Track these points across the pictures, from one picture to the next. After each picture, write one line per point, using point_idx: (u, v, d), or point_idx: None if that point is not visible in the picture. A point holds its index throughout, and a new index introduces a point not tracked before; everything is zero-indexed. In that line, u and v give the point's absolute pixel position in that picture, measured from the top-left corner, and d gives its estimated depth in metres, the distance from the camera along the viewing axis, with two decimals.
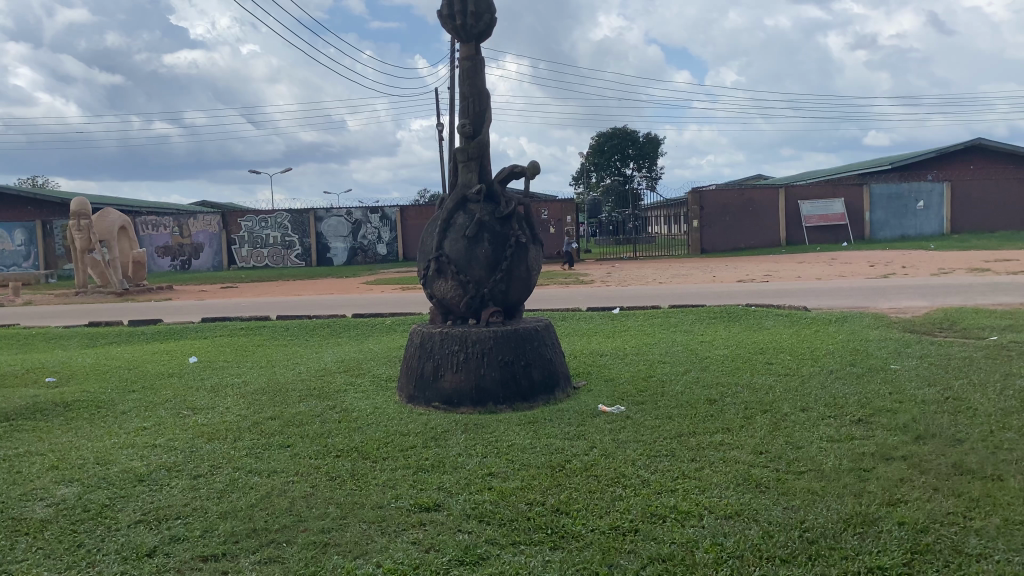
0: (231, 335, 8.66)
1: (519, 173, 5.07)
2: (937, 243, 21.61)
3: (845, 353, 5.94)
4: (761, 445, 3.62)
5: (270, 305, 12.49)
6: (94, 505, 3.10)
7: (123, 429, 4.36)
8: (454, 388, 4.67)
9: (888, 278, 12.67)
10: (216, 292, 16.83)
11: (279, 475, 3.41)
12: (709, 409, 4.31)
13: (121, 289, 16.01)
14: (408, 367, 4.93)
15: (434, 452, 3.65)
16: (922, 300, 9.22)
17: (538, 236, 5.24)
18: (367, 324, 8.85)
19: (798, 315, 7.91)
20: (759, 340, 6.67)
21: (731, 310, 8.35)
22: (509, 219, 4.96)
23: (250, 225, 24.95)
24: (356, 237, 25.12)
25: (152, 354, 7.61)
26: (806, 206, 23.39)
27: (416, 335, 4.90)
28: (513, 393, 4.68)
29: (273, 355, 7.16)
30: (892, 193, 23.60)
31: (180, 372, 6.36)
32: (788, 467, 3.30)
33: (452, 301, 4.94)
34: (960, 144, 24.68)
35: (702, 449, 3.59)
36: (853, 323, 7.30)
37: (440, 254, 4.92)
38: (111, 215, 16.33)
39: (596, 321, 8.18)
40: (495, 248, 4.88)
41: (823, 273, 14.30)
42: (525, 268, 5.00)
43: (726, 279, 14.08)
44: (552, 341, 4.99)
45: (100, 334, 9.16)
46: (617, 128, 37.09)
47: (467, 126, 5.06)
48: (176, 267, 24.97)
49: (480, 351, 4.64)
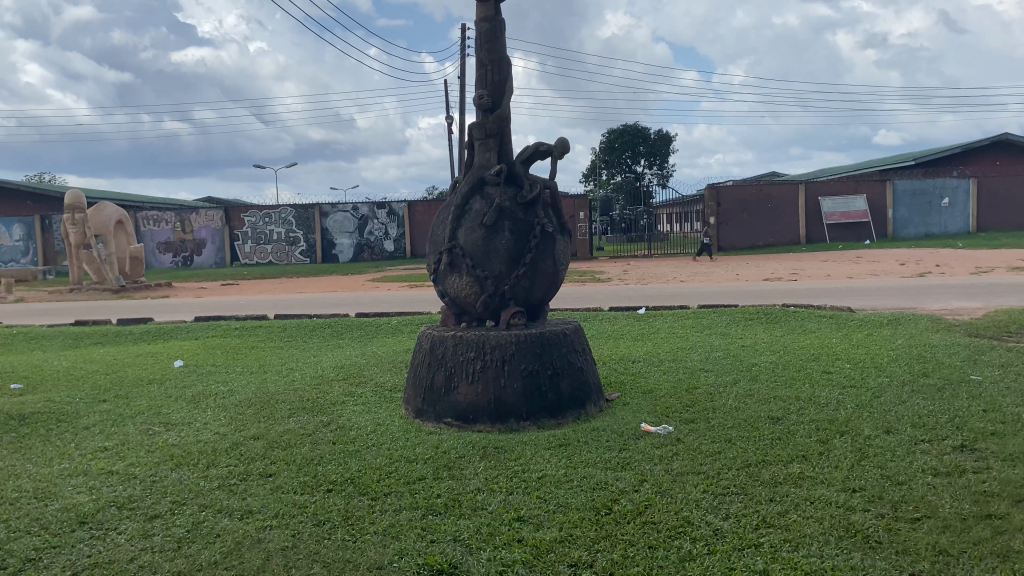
0: (225, 336, 8.00)
1: (545, 152, 4.38)
2: (965, 241, 20.84)
3: (911, 360, 5.23)
4: (852, 480, 2.94)
5: (271, 304, 11.85)
6: (15, 559, 2.42)
7: (78, 450, 3.68)
8: (469, 403, 4.00)
9: (924, 277, 11.95)
10: (217, 290, 16.20)
11: (255, 518, 2.72)
12: (773, 431, 3.62)
13: (117, 287, 15.37)
14: (416, 377, 4.25)
15: (447, 486, 2.97)
16: (974, 301, 8.49)
17: (565, 225, 4.54)
18: (371, 324, 8.19)
19: (844, 317, 7.21)
20: (808, 345, 6.00)
21: (767, 311, 7.65)
22: (533, 205, 4.27)
23: (254, 221, 24.34)
24: (363, 234, 24.47)
25: (136, 356, 6.97)
26: (827, 203, 22.63)
27: (426, 340, 4.22)
28: (538, 408, 4.01)
29: (267, 359, 6.48)
30: (915, 190, 22.83)
31: (162, 379, 5.69)
32: (896, 513, 2.61)
33: (467, 299, 4.25)
34: (986, 139, 23.86)
35: (779, 486, 2.91)
36: (908, 326, 6.59)
37: (452, 245, 4.23)
38: (108, 208, 15.61)
39: (622, 322, 7.50)
40: (518, 238, 4.18)
41: (854, 272, 13.56)
42: (551, 261, 4.31)
43: (751, 278, 13.34)
44: (582, 348, 4.30)
45: (85, 334, 8.53)
46: (628, 125, 36.29)
47: (484, 97, 4.37)
48: (178, 264, 24.41)
49: (499, 359, 3.96)
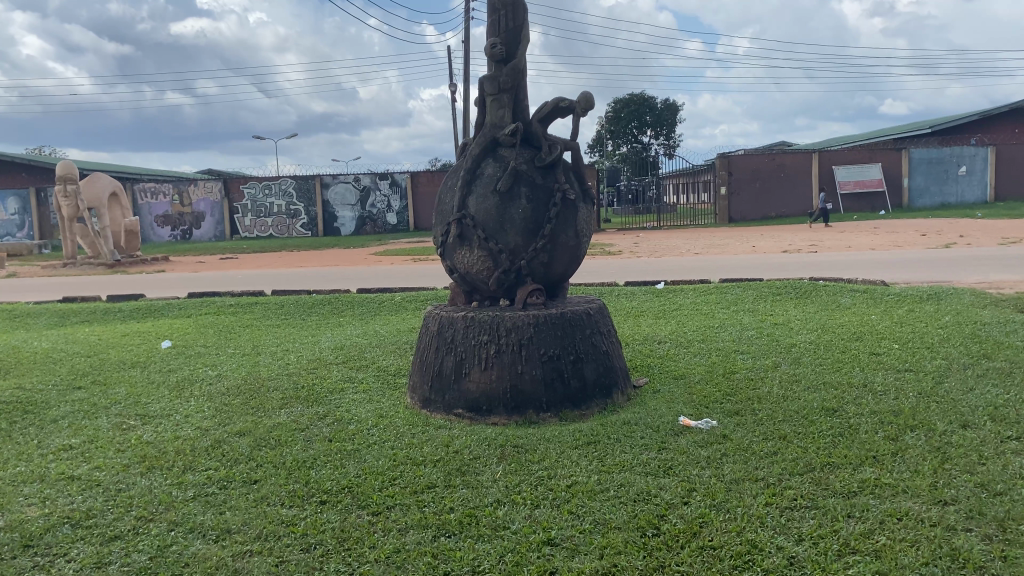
0: (218, 314, 7.55)
1: (566, 108, 3.87)
2: (983, 211, 20.25)
3: (965, 340, 4.75)
4: (939, 490, 2.49)
5: (270, 278, 11.39)
6: None
7: (39, 449, 3.23)
8: (482, 391, 3.55)
9: (950, 249, 11.43)
10: (216, 264, 15.75)
11: (233, 541, 2.27)
12: (832, 426, 3.17)
13: (112, 261, 14.87)
14: (423, 361, 3.80)
15: (461, 498, 2.52)
16: (1012, 273, 7.99)
17: (588, 192, 4.05)
18: (373, 300, 7.73)
19: (878, 291, 6.72)
20: (847, 323, 5.52)
21: (794, 284, 7.17)
22: (552, 168, 3.80)
23: (253, 192, 23.88)
24: (365, 206, 24.02)
25: (122, 335, 6.51)
26: (841, 171, 22.06)
27: (433, 321, 3.76)
28: (560, 397, 3.56)
29: (262, 340, 6.02)
30: (932, 158, 22.21)
31: (146, 362, 5.22)
32: (1007, 536, 2.16)
33: (478, 276, 3.79)
34: (1005, 106, 23.16)
35: (854, 497, 2.47)
36: (951, 301, 6.10)
37: (461, 215, 3.75)
38: (102, 179, 15.14)
39: (640, 297, 7.03)
40: (535, 206, 3.70)
41: (876, 243, 13.04)
42: (573, 232, 3.82)
43: (768, 249, 12.82)
44: (607, 329, 3.84)
45: (71, 311, 8.06)
46: (634, 94, 35.52)
47: (497, 47, 3.86)
48: (177, 237, 23.91)
49: (516, 343, 3.51)
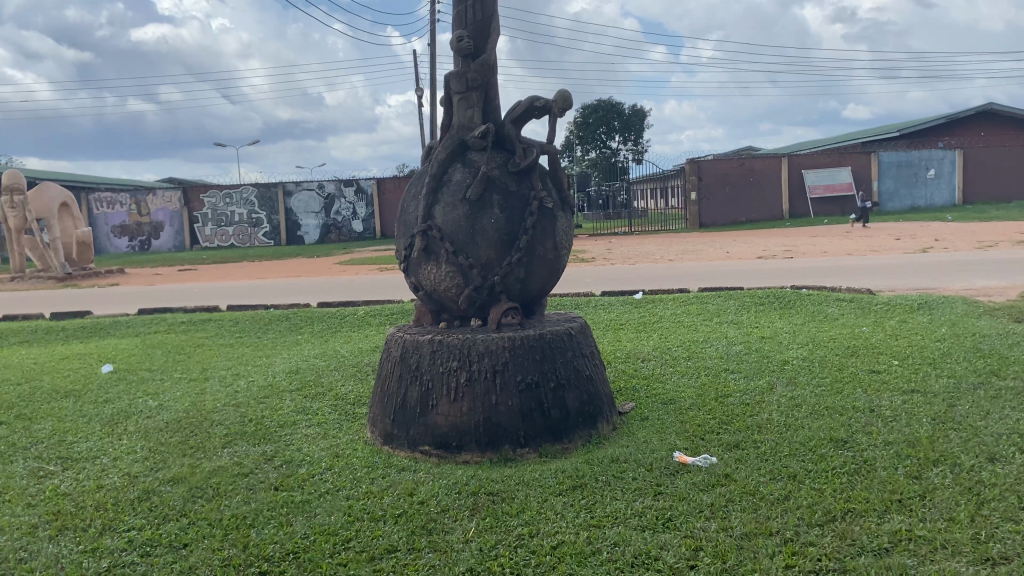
0: (168, 332, 7.06)
1: (541, 108, 3.50)
2: (952, 214, 20.23)
3: (968, 355, 4.44)
4: (984, 544, 2.14)
5: (228, 291, 10.89)
6: None
7: None
8: (451, 425, 3.15)
9: (926, 253, 11.25)
10: (173, 276, 15.18)
11: None
12: (844, 461, 2.83)
13: (64, 274, 14.22)
14: (384, 390, 3.39)
15: (427, 568, 2.13)
16: (996, 279, 7.76)
17: (566, 199, 3.68)
18: (336, 315, 7.29)
19: (866, 300, 6.44)
20: (839, 336, 5.20)
21: (777, 294, 6.84)
22: (528, 173, 3.43)
23: (214, 201, 23.23)
24: (330, 214, 23.50)
25: (59, 359, 6.00)
26: (810, 175, 21.99)
27: (396, 345, 3.37)
28: (539, 429, 3.18)
29: (213, 362, 5.56)
30: (900, 161, 22.22)
31: (81, 390, 4.74)
32: None
33: (446, 294, 3.39)
34: (970, 109, 23.24)
35: (886, 556, 2.11)
36: (943, 310, 5.84)
37: (427, 226, 3.35)
38: (51, 189, 14.46)
39: (617, 309, 6.68)
40: (510, 216, 3.32)
41: (852, 248, 12.84)
42: (552, 244, 3.44)
43: (743, 255, 12.57)
44: (589, 350, 3.47)
45: (11, 330, 7.52)
46: (601, 100, 35.31)
47: (465, 40, 3.47)
48: (135, 248, 23.17)
49: (489, 369, 3.13)
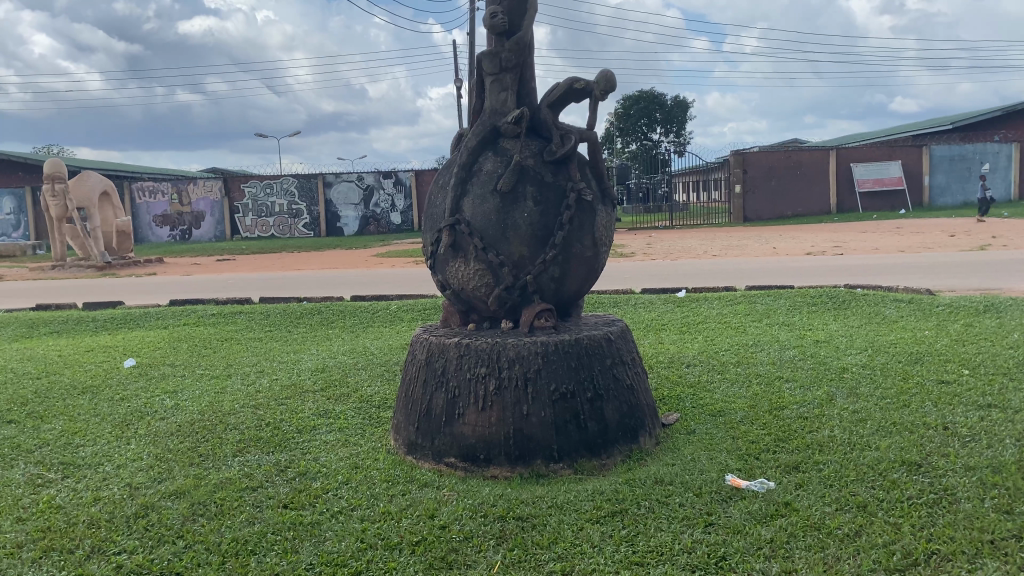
0: (197, 325, 6.90)
1: (581, 91, 3.20)
2: (1009, 210, 19.45)
3: None
4: None
5: (263, 283, 10.75)
6: None
7: None
8: (479, 437, 2.88)
9: (986, 251, 10.71)
10: (210, 266, 15.15)
11: None
12: (922, 489, 2.50)
13: (103, 263, 14.24)
14: (408, 396, 3.13)
15: None
16: None
17: (607, 191, 3.37)
18: (368, 310, 7.07)
19: (926, 301, 6.03)
20: (901, 341, 4.81)
21: (831, 294, 6.46)
22: (565, 163, 3.13)
23: (253, 192, 23.29)
24: (368, 206, 23.43)
25: (86, 351, 5.86)
26: (859, 169, 21.32)
27: (420, 349, 3.10)
28: (574, 444, 2.89)
29: (239, 358, 5.36)
30: (954, 155, 21.45)
31: (100, 386, 4.57)
32: None
33: (475, 294, 3.12)
34: None
35: None
36: (1013, 314, 5.42)
37: (455, 220, 3.08)
38: (92, 177, 14.47)
39: (659, 308, 6.36)
40: (544, 209, 3.03)
41: (904, 245, 12.31)
42: (591, 240, 3.14)
43: (790, 251, 12.12)
44: (630, 357, 3.17)
45: (43, 320, 7.43)
46: (644, 91, 34.80)
47: (498, 16, 3.18)
48: (175, 237, 23.31)
49: (520, 376, 2.85)
